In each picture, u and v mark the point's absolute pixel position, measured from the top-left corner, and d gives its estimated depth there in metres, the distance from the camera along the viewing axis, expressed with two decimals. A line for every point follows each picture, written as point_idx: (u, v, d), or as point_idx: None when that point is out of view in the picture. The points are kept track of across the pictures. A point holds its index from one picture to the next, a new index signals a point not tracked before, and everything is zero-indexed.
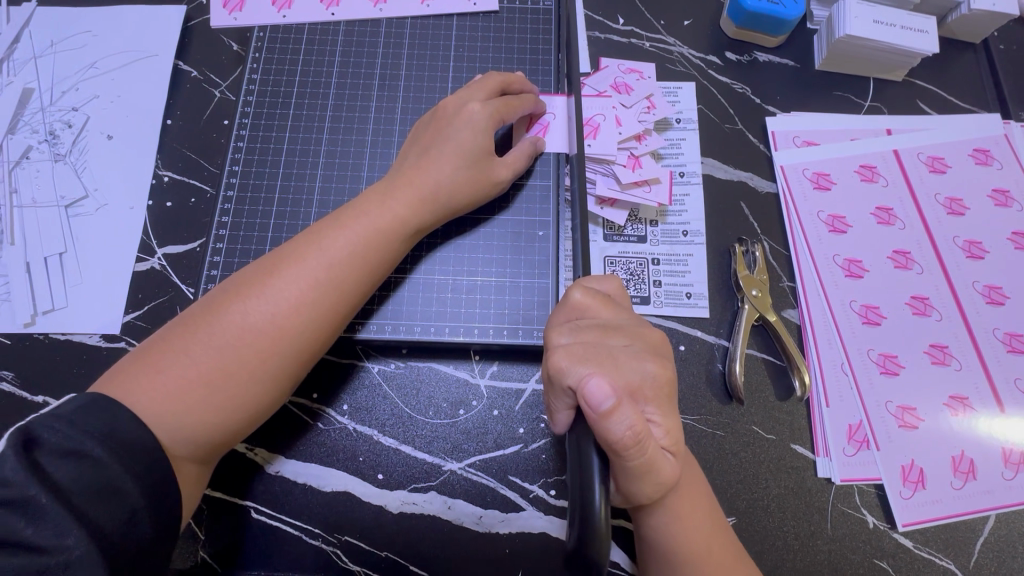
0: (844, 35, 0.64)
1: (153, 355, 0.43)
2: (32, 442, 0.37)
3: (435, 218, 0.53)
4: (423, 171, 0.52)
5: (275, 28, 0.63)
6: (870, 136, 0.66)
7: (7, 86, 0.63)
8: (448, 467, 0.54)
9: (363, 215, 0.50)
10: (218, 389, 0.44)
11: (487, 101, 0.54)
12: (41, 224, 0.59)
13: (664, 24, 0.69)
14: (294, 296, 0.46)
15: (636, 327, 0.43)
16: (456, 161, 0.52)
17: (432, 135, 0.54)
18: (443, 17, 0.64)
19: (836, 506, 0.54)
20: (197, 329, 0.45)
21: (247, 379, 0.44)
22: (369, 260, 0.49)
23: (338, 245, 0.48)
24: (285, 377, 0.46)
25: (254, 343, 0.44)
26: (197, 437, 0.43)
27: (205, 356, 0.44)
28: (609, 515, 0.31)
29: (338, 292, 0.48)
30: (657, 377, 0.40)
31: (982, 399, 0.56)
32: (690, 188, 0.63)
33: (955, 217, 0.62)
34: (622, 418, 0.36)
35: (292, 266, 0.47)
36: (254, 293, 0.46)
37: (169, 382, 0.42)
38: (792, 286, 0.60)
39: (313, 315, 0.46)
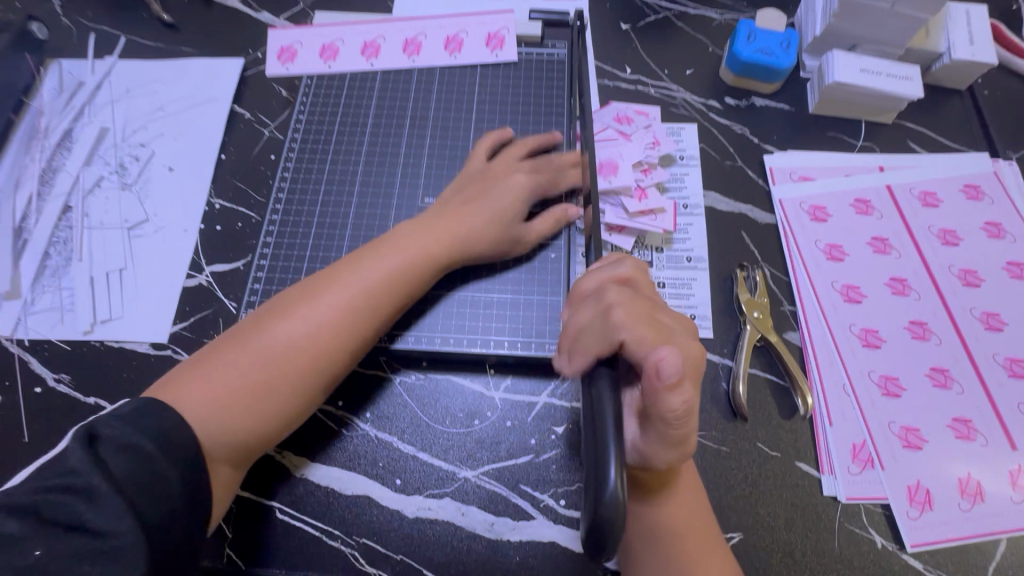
0: (833, 81, 0.69)
1: (204, 364, 0.49)
2: (100, 436, 0.41)
3: (463, 258, 0.58)
4: (463, 218, 0.58)
5: (322, 75, 0.72)
6: (863, 172, 0.70)
7: (87, 126, 0.72)
8: (462, 474, 0.56)
9: (400, 247, 0.55)
10: (259, 398, 0.48)
11: (530, 172, 0.63)
12: (106, 243, 0.66)
13: (668, 73, 0.77)
14: (332, 316, 0.51)
15: (679, 314, 0.47)
16: (490, 215, 0.59)
17: (475, 191, 0.61)
18: (468, 67, 0.72)
19: (843, 525, 0.54)
20: (244, 342, 0.50)
21: (285, 390, 0.49)
22: (402, 284, 0.54)
23: (375, 270, 0.53)
24: (319, 390, 0.51)
25: (294, 357, 0.49)
26: (237, 441, 0.47)
27: (251, 367, 0.48)
28: (625, 492, 0.32)
29: (373, 312, 0.52)
30: (700, 356, 0.43)
31: (986, 422, 0.57)
32: (693, 218, 0.67)
33: (949, 247, 0.65)
34: (683, 393, 0.39)
35: (333, 289, 0.52)
36: (297, 312, 0.51)
37: (218, 386, 0.47)
38: (793, 310, 0.63)
39: (349, 334, 0.51)
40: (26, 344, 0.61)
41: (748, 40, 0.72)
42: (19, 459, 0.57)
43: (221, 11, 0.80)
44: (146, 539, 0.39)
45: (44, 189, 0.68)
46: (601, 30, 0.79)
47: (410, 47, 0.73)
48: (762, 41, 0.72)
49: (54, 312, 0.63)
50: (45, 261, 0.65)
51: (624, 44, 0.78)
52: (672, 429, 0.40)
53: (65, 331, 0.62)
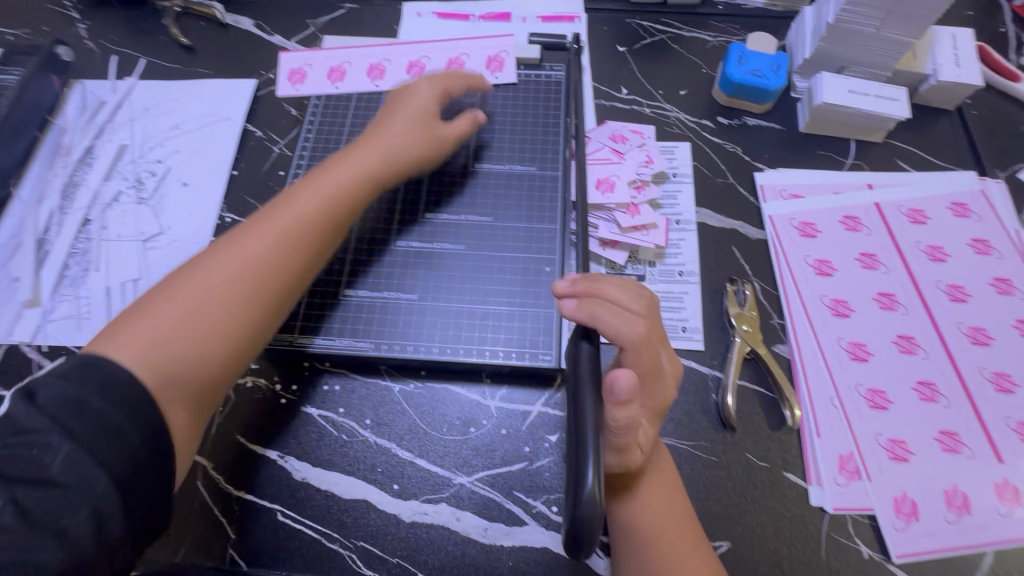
0: (821, 102, 0.71)
1: (141, 309, 0.50)
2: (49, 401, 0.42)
3: (392, 169, 0.63)
4: (377, 143, 0.63)
5: (330, 96, 0.76)
6: (852, 190, 0.72)
7: (107, 143, 0.76)
8: (457, 480, 0.58)
9: (318, 179, 0.59)
10: (207, 322, 0.50)
11: (434, 82, 0.68)
12: (123, 255, 0.69)
13: (662, 93, 0.79)
14: (270, 238, 0.54)
15: (675, 360, 0.53)
16: (405, 126, 0.64)
17: (388, 112, 0.66)
18: (469, 89, 0.75)
19: (830, 535, 0.56)
20: (175, 286, 0.52)
21: (234, 310, 0.51)
22: (334, 202, 0.58)
23: (307, 196, 0.57)
24: (268, 309, 0.53)
25: (229, 285, 0.51)
26: (192, 369, 0.48)
27: (184, 302, 0.50)
28: (599, 497, 0.34)
29: (309, 230, 0.56)
30: (665, 395, 0.49)
31: (973, 435, 0.58)
32: (685, 234, 0.69)
33: (937, 263, 0.67)
34: (627, 410, 0.43)
35: (258, 225, 0.55)
36: (233, 244, 0.54)
37: (161, 323, 0.49)
38: (782, 323, 0.65)
39: (281, 255, 0.54)
40: (44, 350, 0.64)
41: (739, 62, 0.74)
42: None
43: (236, 35, 0.85)
44: None
45: (65, 203, 0.72)
46: (598, 52, 0.83)
47: (414, 69, 0.76)
48: (753, 63, 0.75)
49: (72, 319, 0.66)
50: (64, 271, 0.68)
51: (620, 66, 0.81)
52: (616, 437, 0.44)
53: (81, 337, 0.65)
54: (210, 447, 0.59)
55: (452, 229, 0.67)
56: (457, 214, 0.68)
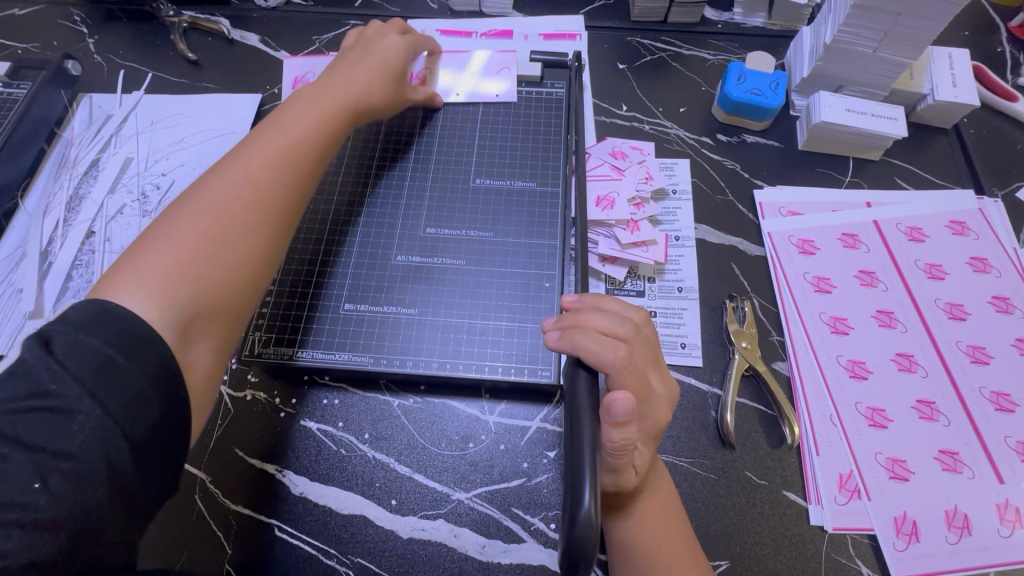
0: (819, 121, 0.72)
1: (140, 248, 0.49)
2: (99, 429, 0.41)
3: (370, 104, 0.66)
4: (348, 83, 0.64)
5: None
6: (851, 208, 0.72)
7: (113, 156, 0.77)
8: (455, 496, 0.58)
9: (296, 113, 0.60)
10: (217, 242, 0.50)
11: (398, 34, 0.71)
12: None
13: (662, 111, 0.80)
14: (261, 163, 0.55)
15: (670, 381, 0.52)
16: (378, 69, 0.67)
17: (355, 56, 0.68)
18: (471, 105, 0.76)
19: (830, 555, 0.55)
20: (170, 222, 0.51)
21: (243, 230, 0.52)
22: (320, 130, 0.60)
23: (290, 127, 0.59)
24: (276, 226, 0.54)
25: (235, 207, 0.52)
26: (213, 290, 0.49)
27: (190, 234, 0.50)
28: (596, 515, 0.34)
29: (299, 154, 0.57)
30: (659, 416, 0.49)
31: (973, 455, 0.58)
32: (684, 250, 0.70)
33: (936, 282, 0.67)
34: (624, 431, 0.43)
35: (244, 155, 0.56)
36: (223, 174, 0.54)
37: (169, 254, 0.48)
38: (781, 340, 0.65)
39: (280, 180, 0.55)
40: None
41: (738, 81, 0.75)
42: None
43: (242, 50, 0.86)
44: None
45: (70, 216, 0.73)
46: (599, 69, 0.84)
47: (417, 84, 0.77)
48: (752, 81, 0.75)
49: None
50: (67, 283, 0.68)
51: (620, 83, 0.82)
52: (612, 458, 0.44)
53: None
54: (208, 461, 0.59)
55: (452, 244, 0.67)
56: (458, 229, 0.68)
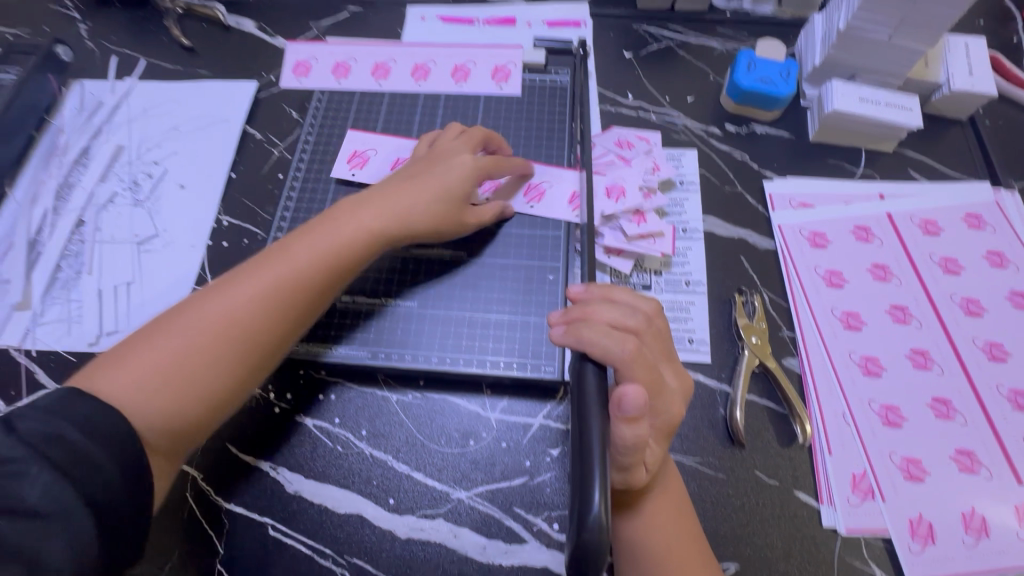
0: (831, 110, 0.70)
1: (127, 349, 0.49)
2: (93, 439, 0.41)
3: (405, 232, 0.58)
4: (395, 200, 0.58)
5: (333, 91, 0.75)
6: (863, 200, 0.70)
7: (104, 144, 0.75)
8: (455, 495, 0.56)
9: (316, 229, 0.56)
10: (181, 370, 0.48)
11: (474, 156, 0.62)
12: (116, 257, 0.68)
13: (669, 100, 0.78)
14: (253, 290, 0.52)
15: (682, 374, 0.51)
16: (435, 193, 0.58)
17: (416, 171, 0.60)
18: (473, 94, 0.74)
19: (842, 557, 0.53)
20: (158, 333, 0.50)
21: (205, 367, 0.49)
22: (329, 263, 0.54)
23: (299, 248, 0.54)
24: (243, 367, 0.50)
25: (207, 335, 0.50)
26: (163, 419, 0.47)
27: (160, 357, 0.48)
28: (607, 515, 0.32)
29: (294, 291, 0.52)
30: (673, 412, 0.47)
31: (990, 455, 0.56)
32: (692, 243, 0.68)
33: (951, 276, 0.65)
34: (636, 428, 0.41)
35: (251, 269, 0.53)
36: (222, 290, 0.52)
37: (137, 370, 0.48)
38: (792, 335, 0.63)
39: (264, 313, 0.51)
40: (34, 354, 0.63)
41: (748, 69, 0.73)
42: None
43: (237, 37, 0.84)
44: None
45: (59, 205, 0.70)
46: (604, 58, 0.82)
47: (419, 72, 0.75)
48: (762, 70, 0.73)
49: (62, 323, 0.64)
50: (56, 274, 0.67)
51: (626, 72, 0.80)
52: (622, 457, 0.43)
53: (72, 341, 0.63)
54: (200, 458, 0.57)
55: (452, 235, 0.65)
56: None
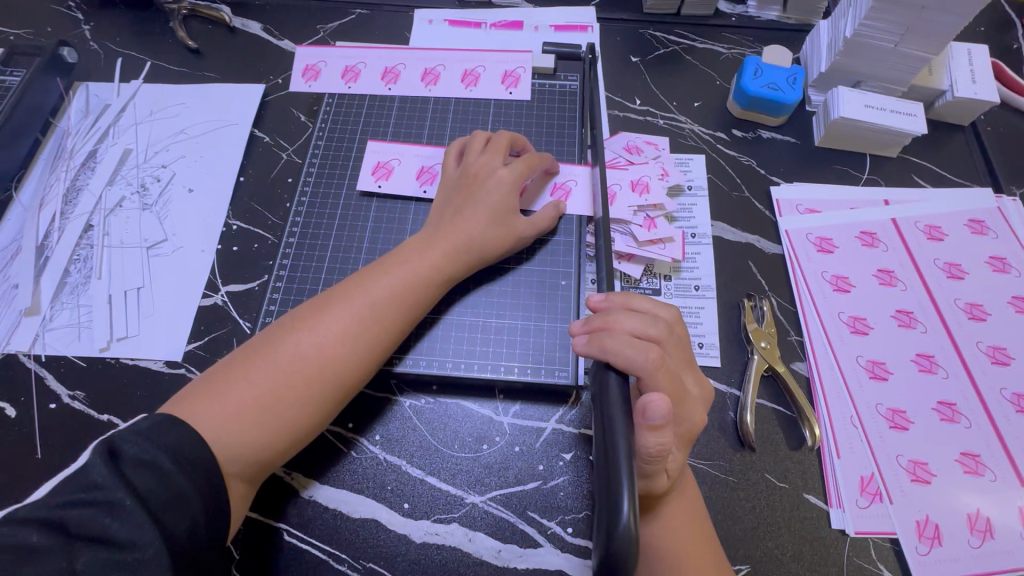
0: (838, 116, 0.71)
1: (216, 382, 0.49)
2: (124, 453, 0.41)
3: (467, 267, 0.59)
4: (457, 234, 0.58)
5: (342, 95, 0.75)
6: (868, 205, 0.71)
7: (111, 147, 0.74)
8: (469, 499, 0.56)
9: (394, 267, 0.56)
10: (268, 408, 0.48)
11: (510, 166, 0.62)
12: (126, 262, 0.67)
13: (676, 105, 0.79)
14: (340, 327, 0.51)
15: (703, 381, 0.51)
16: (486, 218, 0.59)
17: (464, 197, 0.61)
18: (482, 99, 0.74)
19: (852, 559, 0.54)
20: (244, 366, 0.49)
21: (293, 403, 0.49)
22: (407, 303, 0.55)
23: (381, 286, 0.54)
24: (325, 405, 0.50)
25: (296, 373, 0.49)
26: (250, 455, 0.47)
27: (249, 393, 0.48)
28: (636, 522, 0.33)
29: (377, 329, 0.53)
30: (694, 419, 0.48)
31: (994, 457, 0.57)
32: (701, 248, 0.68)
33: (955, 281, 0.66)
34: (661, 435, 0.41)
35: (334, 305, 0.53)
36: (307, 327, 0.51)
37: (228, 406, 0.47)
38: (800, 340, 0.64)
39: (350, 353, 0.51)
40: (43, 360, 0.62)
41: (755, 75, 0.74)
42: (31, 477, 0.57)
43: (244, 39, 0.83)
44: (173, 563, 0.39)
45: (67, 208, 0.70)
46: (612, 62, 0.82)
47: (428, 76, 0.76)
48: (769, 76, 0.74)
49: (72, 328, 0.64)
50: (65, 278, 0.66)
51: (634, 77, 0.81)
52: (646, 465, 0.43)
53: (82, 347, 0.63)
54: None
55: None
56: None
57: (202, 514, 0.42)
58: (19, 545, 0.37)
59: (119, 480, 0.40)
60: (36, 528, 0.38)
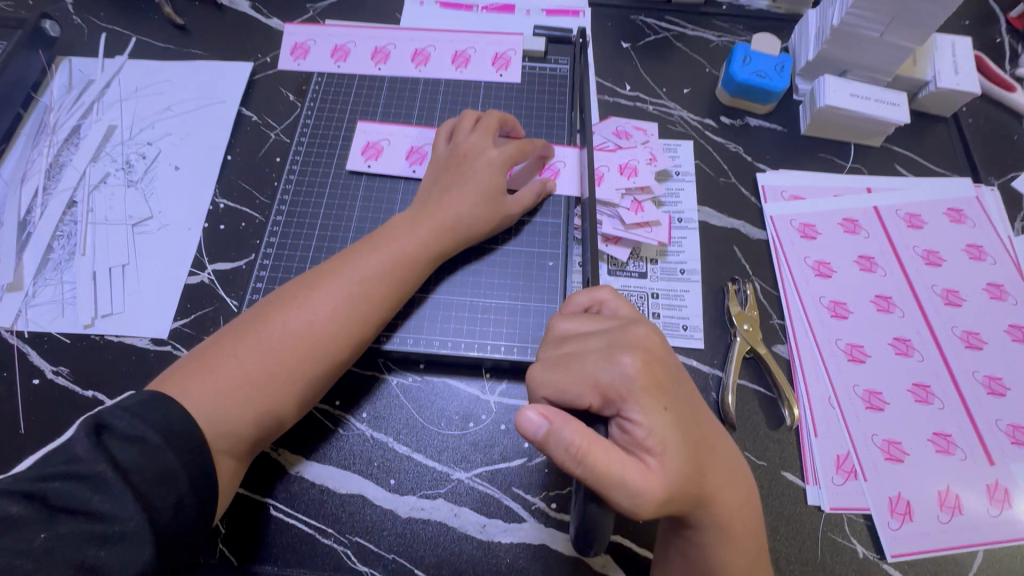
0: (823, 105, 0.72)
1: (205, 360, 0.49)
2: (110, 427, 0.41)
3: (454, 245, 0.59)
4: (446, 211, 0.58)
5: (331, 75, 0.75)
6: (851, 193, 0.73)
7: (95, 123, 0.73)
8: (455, 476, 0.57)
9: (383, 244, 0.56)
10: (259, 385, 0.48)
11: (501, 147, 0.62)
12: (111, 239, 0.67)
13: (666, 91, 0.79)
14: (329, 305, 0.52)
15: (622, 331, 0.45)
16: (475, 196, 0.60)
17: (453, 175, 0.61)
18: (473, 81, 0.74)
19: (826, 534, 0.56)
20: (233, 345, 0.49)
21: (285, 380, 0.49)
22: (397, 280, 0.55)
23: (371, 264, 0.54)
24: (317, 382, 0.51)
25: (287, 350, 0.50)
26: (242, 432, 0.47)
27: (239, 370, 0.48)
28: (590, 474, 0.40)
29: (366, 305, 0.53)
30: (630, 371, 0.42)
31: (965, 437, 0.59)
32: (688, 232, 0.69)
33: (933, 268, 0.68)
34: (560, 434, 0.39)
35: (322, 282, 0.53)
36: (296, 304, 0.51)
37: (219, 383, 0.47)
38: (781, 323, 0.65)
39: (342, 330, 0.52)
40: (26, 336, 0.62)
41: (744, 62, 0.74)
42: (15, 452, 0.56)
43: (232, 16, 0.82)
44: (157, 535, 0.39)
45: (50, 184, 0.69)
46: (603, 47, 0.82)
47: (418, 57, 0.75)
48: (757, 63, 0.74)
49: (55, 305, 0.63)
50: (48, 255, 0.66)
51: (624, 62, 0.81)
52: (592, 470, 0.38)
53: (66, 324, 0.63)
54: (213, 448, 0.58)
55: None
56: None
57: (188, 489, 0.42)
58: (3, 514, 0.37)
59: (101, 454, 0.40)
60: (18, 497, 0.38)
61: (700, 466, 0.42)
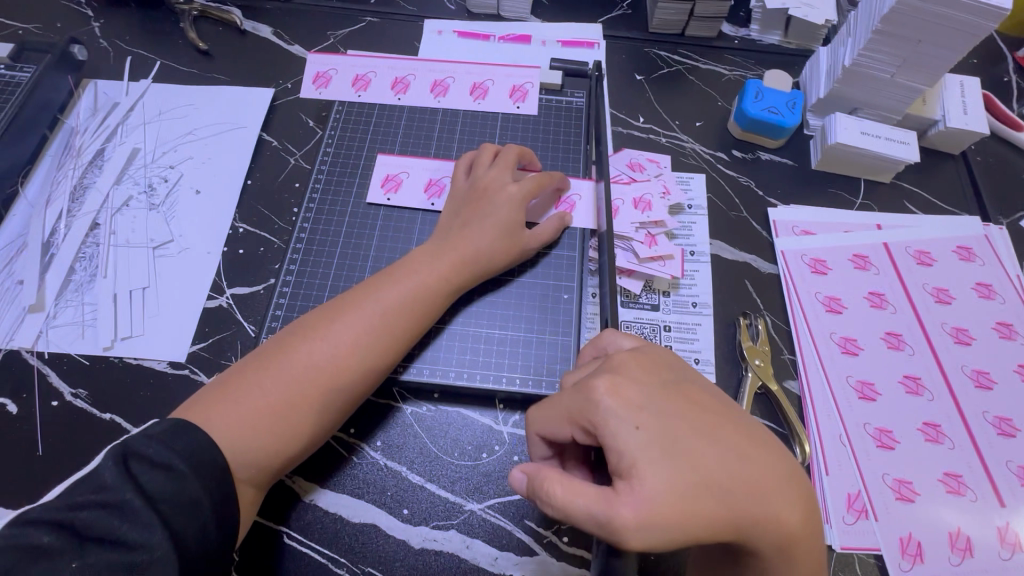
0: (834, 142, 0.73)
1: (227, 388, 0.49)
2: (137, 455, 0.42)
3: (473, 278, 0.60)
4: (466, 245, 0.59)
5: (352, 104, 0.76)
6: (862, 229, 0.73)
7: (119, 147, 0.75)
8: (468, 507, 0.57)
9: (402, 276, 0.57)
10: (279, 415, 0.49)
11: (521, 182, 0.63)
12: (132, 262, 0.68)
13: (679, 124, 0.80)
14: (350, 338, 0.52)
15: (607, 361, 0.46)
16: (494, 230, 0.61)
17: (473, 210, 0.62)
18: (490, 112, 0.76)
19: (837, 573, 0.56)
20: (253, 375, 0.50)
21: (304, 410, 0.50)
22: (417, 312, 0.56)
23: (392, 296, 0.55)
24: (334, 411, 0.51)
25: (304, 379, 0.50)
26: (263, 462, 0.48)
27: (261, 400, 0.49)
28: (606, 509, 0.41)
29: (386, 337, 0.54)
30: (594, 396, 0.42)
31: (975, 478, 0.59)
32: (700, 266, 0.70)
33: (943, 306, 0.68)
34: (537, 482, 0.42)
35: (343, 314, 0.54)
36: (318, 336, 0.52)
37: (240, 413, 0.48)
38: (792, 359, 0.66)
39: (361, 362, 0.52)
40: (46, 357, 0.63)
41: (756, 98, 0.76)
42: (31, 475, 0.57)
43: (254, 42, 0.84)
44: (182, 563, 0.40)
45: (73, 206, 0.70)
46: (617, 80, 0.84)
47: (437, 88, 0.77)
48: (769, 99, 0.76)
49: (76, 326, 0.64)
50: (70, 276, 0.67)
51: (639, 94, 0.83)
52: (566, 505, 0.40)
53: (85, 345, 0.63)
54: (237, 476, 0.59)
55: None
56: None
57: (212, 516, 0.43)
58: (31, 543, 0.38)
59: (128, 483, 0.40)
60: (47, 526, 0.39)
61: (702, 484, 0.39)
